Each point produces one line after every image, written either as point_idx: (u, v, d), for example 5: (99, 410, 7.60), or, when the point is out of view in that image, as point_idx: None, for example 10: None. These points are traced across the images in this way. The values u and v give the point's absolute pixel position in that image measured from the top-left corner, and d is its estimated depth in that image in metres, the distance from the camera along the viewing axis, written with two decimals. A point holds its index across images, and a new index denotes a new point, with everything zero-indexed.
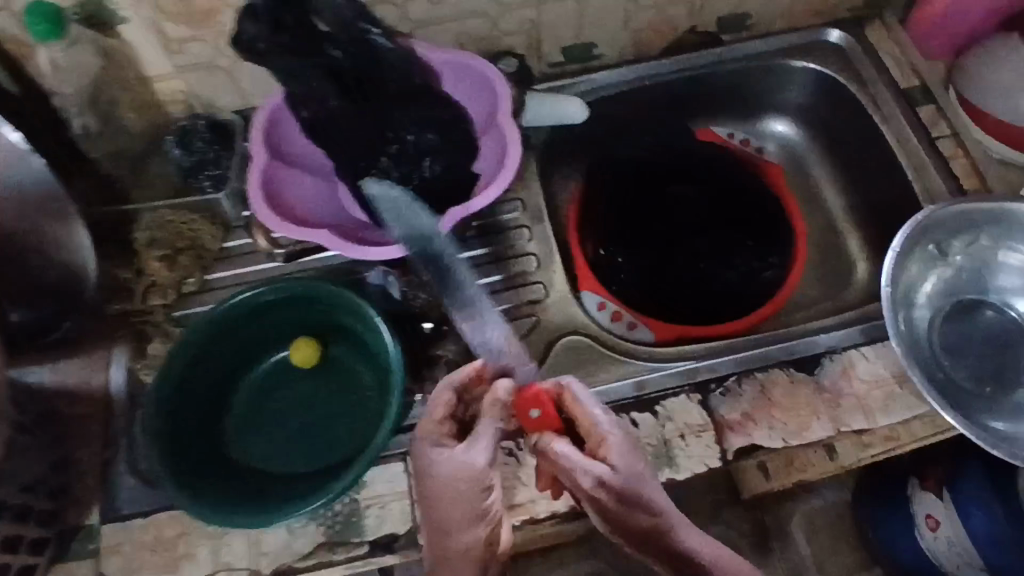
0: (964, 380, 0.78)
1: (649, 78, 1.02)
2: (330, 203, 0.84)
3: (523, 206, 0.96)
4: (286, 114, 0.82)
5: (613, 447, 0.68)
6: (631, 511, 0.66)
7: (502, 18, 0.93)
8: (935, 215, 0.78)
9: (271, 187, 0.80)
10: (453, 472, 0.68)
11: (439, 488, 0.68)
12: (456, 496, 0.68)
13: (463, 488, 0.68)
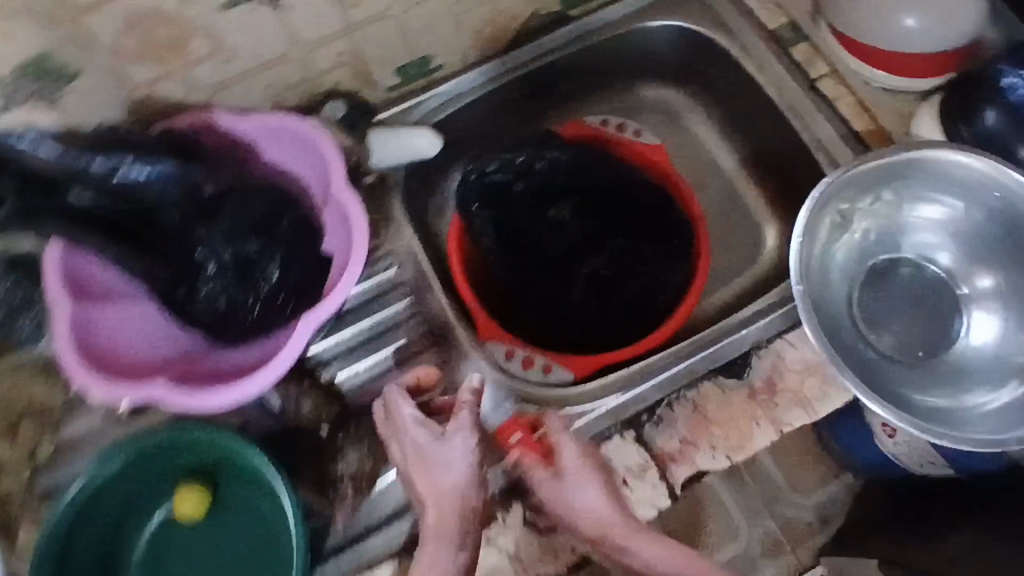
0: (891, 355, 0.74)
1: (500, 79, 0.92)
2: (163, 333, 0.71)
3: (399, 259, 0.85)
4: (75, 253, 0.66)
5: (575, 460, 0.68)
6: (589, 514, 0.66)
7: (315, 56, 0.80)
8: (834, 186, 0.72)
9: (87, 344, 0.66)
10: (439, 453, 0.66)
11: (424, 474, 0.66)
12: (437, 471, 0.65)
13: (453, 470, 0.66)
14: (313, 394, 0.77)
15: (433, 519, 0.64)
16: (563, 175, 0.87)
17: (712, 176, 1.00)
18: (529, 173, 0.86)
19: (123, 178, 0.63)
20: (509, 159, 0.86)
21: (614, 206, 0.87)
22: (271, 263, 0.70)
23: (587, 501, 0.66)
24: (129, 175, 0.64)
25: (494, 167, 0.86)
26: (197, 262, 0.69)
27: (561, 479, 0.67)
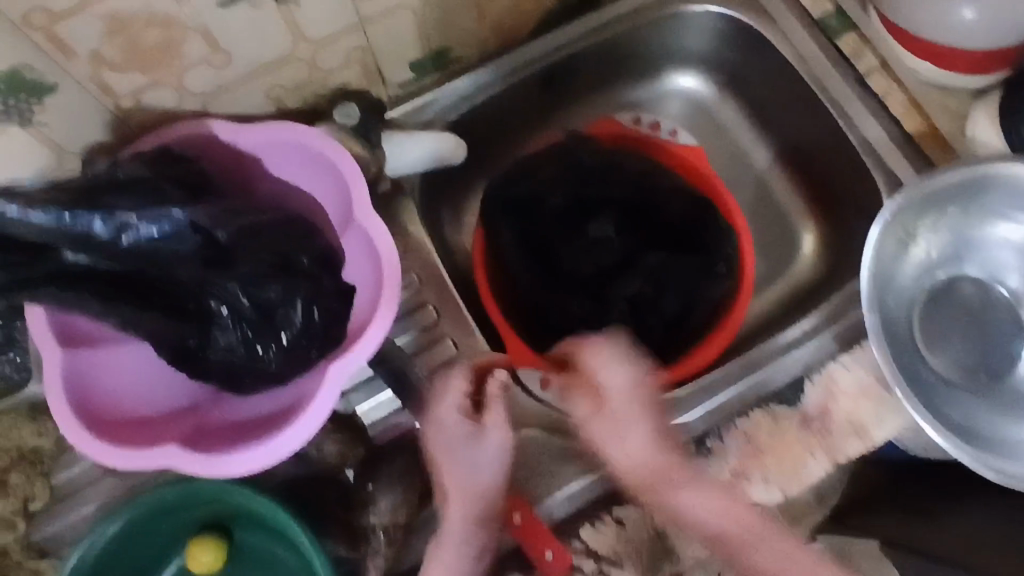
0: (954, 378, 0.71)
1: (520, 71, 0.83)
2: (176, 381, 0.62)
3: (418, 275, 0.78)
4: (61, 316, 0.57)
5: (616, 390, 0.66)
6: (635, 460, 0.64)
7: (322, 54, 0.70)
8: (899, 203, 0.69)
9: (93, 405, 0.58)
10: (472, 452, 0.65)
11: (452, 475, 0.65)
12: (453, 468, 0.65)
13: (480, 476, 0.65)
14: (338, 433, 0.69)
15: (449, 526, 0.63)
16: (597, 187, 0.82)
17: (744, 174, 0.95)
18: (561, 179, 0.82)
19: (136, 237, 0.47)
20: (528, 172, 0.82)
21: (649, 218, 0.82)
22: (297, 303, 0.57)
23: (626, 443, 0.64)
24: (142, 234, 0.47)
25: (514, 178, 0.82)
26: (213, 308, 0.54)
27: (604, 415, 0.65)
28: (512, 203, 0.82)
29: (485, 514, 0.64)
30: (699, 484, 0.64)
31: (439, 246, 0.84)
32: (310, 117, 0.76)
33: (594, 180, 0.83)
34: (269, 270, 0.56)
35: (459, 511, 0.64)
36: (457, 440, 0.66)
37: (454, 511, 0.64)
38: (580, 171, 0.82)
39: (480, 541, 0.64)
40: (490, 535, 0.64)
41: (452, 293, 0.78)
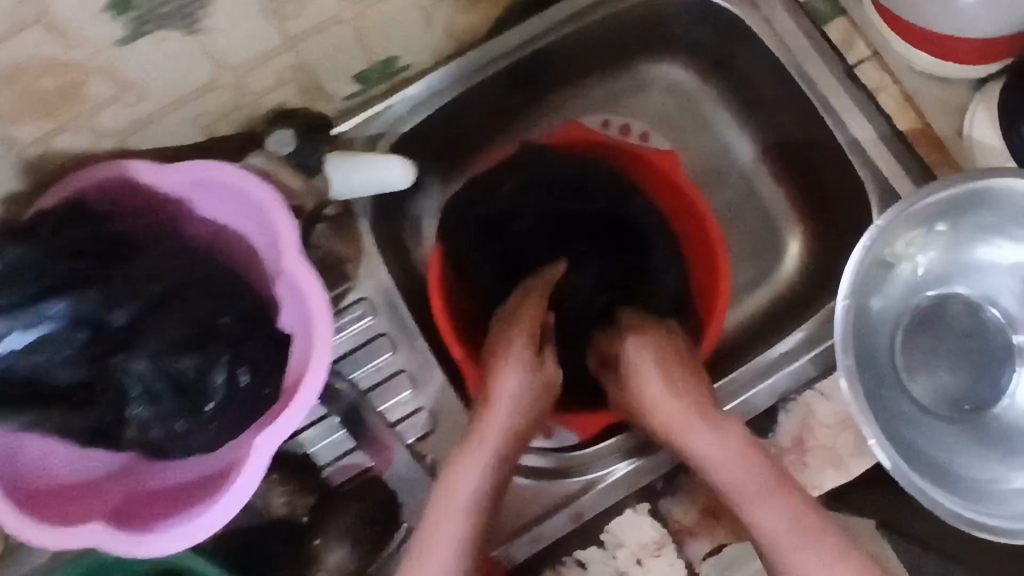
0: (937, 411, 0.66)
1: (478, 75, 0.76)
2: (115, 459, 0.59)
3: (373, 304, 0.75)
4: None
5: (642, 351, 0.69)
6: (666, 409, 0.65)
7: (251, 79, 0.64)
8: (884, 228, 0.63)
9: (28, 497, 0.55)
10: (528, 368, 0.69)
11: (502, 395, 0.68)
12: (506, 376, 0.68)
13: (522, 402, 0.68)
14: (286, 483, 0.68)
15: (484, 440, 0.66)
16: (570, 205, 0.80)
17: (728, 169, 0.87)
18: (528, 198, 0.80)
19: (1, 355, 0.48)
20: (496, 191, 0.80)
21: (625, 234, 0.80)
22: (217, 367, 0.55)
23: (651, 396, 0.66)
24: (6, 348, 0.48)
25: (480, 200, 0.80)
26: (121, 385, 0.52)
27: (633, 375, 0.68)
28: (484, 229, 0.80)
29: (513, 438, 0.67)
30: (726, 435, 0.63)
31: (397, 265, 0.80)
32: (246, 139, 0.70)
33: (564, 199, 0.80)
34: (176, 343, 0.53)
35: (498, 424, 0.67)
36: (520, 356, 0.69)
37: (493, 428, 0.66)
38: (548, 189, 0.80)
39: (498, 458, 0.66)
40: (510, 453, 0.67)
41: (410, 324, 0.75)
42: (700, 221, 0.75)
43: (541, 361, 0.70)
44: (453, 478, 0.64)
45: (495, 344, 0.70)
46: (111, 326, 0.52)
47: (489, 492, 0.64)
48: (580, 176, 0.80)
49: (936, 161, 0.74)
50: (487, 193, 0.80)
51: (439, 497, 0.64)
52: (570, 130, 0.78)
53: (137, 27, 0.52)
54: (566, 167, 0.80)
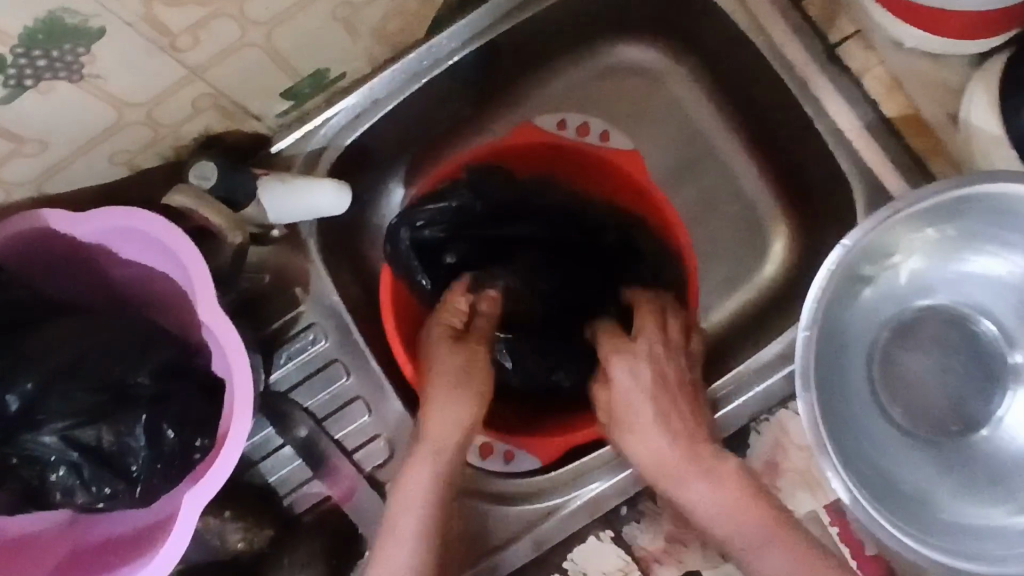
0: (919, 432, 0.62)
1: (422, 79, 0.71)
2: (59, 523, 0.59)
3: (326, 328, 0.73)
4: None
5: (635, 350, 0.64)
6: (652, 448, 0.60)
7: (167, 112, 0.61)
8: (857, 245, 0.57)
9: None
10: (462, 377, 0.64)
11: (440, 390, 0.63)
12: (448, 390, 0.63)
13: (466, 395, 0.64)
14: (243, 518, 0.67)
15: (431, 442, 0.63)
16: (513, 222, 0.78)
17: (704, 156, 0.82)
18: (471, 218, 0.76)
19: None
20: (445, 203, 0.74)
21: (572, 252, 0.78)
22: (136, 428, 0.54)
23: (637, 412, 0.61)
24: None
25: (424, 218, 0.74)
26: (36, 455, 0.52)
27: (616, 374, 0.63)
28: (425, 249, 0.75)
29: (459, 435, 0.63)
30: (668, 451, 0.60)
31: (351, 283, 0.77)
32: (176, 168, 0.68)
33: (509, 217, 0.77)
34: (84, 410, 0.53)
35: (438, 426, 0.63)
36: (456, 366, 0.64)
37: (436, 431, 0.63)
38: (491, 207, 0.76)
39: (448, 457, 0.63)
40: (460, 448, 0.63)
41: (363, 348, 0.73)
42: (668, 226, 0.71)
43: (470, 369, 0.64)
44: (405, 480, 0.62)
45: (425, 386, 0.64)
46: (9, 411, 0.51)
47: (438, 489, 0.62)
48: (520, 185, 0.76)
49: (930, 150, 0.66)
50: (432, 211, 0.73)
51: (395, 501, 0.62)
52: (524, 133, 0.72)
53: (12, 86, 0.48)
54: (505, 177, 0.75)
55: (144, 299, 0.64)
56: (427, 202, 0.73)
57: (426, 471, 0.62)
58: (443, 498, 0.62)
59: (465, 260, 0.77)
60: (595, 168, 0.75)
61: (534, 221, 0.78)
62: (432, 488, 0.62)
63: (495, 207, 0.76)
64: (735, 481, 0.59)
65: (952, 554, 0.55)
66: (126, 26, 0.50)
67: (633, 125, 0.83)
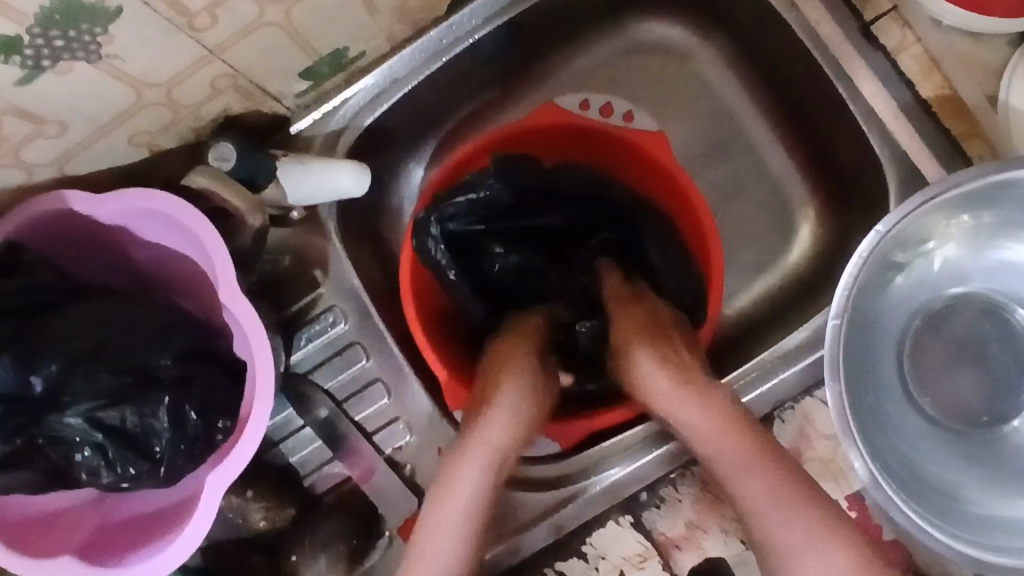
0: (951, 424, 0.60)
1: (443, 58, 0.70)
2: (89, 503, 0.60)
3: (345, 311, 0.73)
4: None
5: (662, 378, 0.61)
6: (706, 447, 0.59)
7: (187, 93, 0.61)
8: (892, 233, 0.56)
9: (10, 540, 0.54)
10: (530, 404, 0.62)
11: (501, 399, 0.61)
12: (519, 411, 0.61)
13: (522, 393, 0.61)
14: (265, 498, 0.68)
15: (489, 448, 0.60)
16: (534, 211, 0.78)
17: (732, 137, 0.80)
18: (495, 210, 0.76)
19: None
20: (474, 195, 0.74)
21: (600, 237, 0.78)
22: (160, 410, 0.54)
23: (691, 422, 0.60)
24: None
25: (452, 212, 0.73)
26: (61, 436, 0.52)
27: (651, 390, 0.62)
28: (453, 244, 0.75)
29: (512, 447, 0.61)
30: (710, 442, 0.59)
31: (371, 266, 0.76)
32: (195, 149, 0.68)
33: (530, 208, 0.78)
34: (107, 392, 0.52)
35: (500, 435, 0.60)
36: (527, 388, 0.62)
37: (498, 441, 0.60)
38: (516, 194, 0.76)
39: (496, 460, 0.60)
40: (509, 455, 0.61)
41: (383, 331, 0.73)
42: (695, 209, 0.70)
43: (529, 387, 0.62)
44: (450, 482, 0.59)
45: (483, 391, 0.62)
46: (33, 393, 0.51)
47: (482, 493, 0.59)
48: (546, 173, 0.76)
49: (966, 134, 0.65)
50: (460, 205, 0.73)
51: (439, 502, 0.59)
52: (549, 111, 0.71)
53: (29, 67, 0.48)
54: (531, 162, 0.75)
55: (164, 282, 0.64)
56: (457, 195, 0.73)
57: (477, 471, 0.59)
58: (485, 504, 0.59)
59: (491, 254, 0.76)
60: (618, 149, 0.74)
61: (562, 211, 0.78)
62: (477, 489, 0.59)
63: (521, 196, 0.76)
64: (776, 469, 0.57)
65: (984, 548, 0.53)
66: (143, 6, 0.49)
67: (658, 105, 0.81)
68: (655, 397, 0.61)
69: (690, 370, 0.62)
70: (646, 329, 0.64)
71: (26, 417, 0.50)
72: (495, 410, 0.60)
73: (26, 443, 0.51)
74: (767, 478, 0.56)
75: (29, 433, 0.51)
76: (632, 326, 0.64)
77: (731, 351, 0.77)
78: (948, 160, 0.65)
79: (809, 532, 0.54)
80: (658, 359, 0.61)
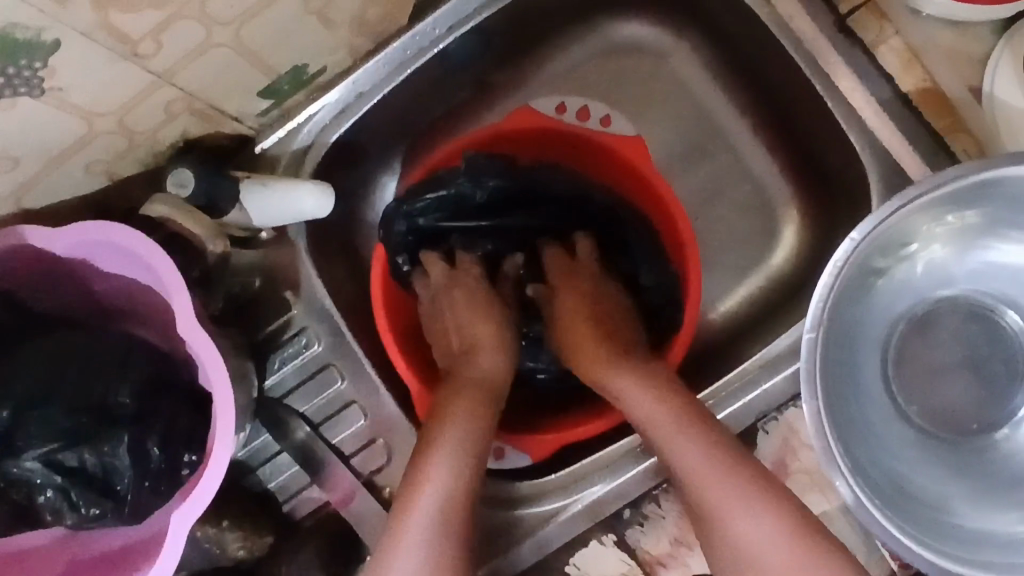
0: (938, 433, 0.58)
1: (408, 69, 0.68)
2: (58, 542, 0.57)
3: (317, 332, 0.71)
4: None
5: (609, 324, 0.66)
6: (653, 424, 0.58)
7: (142, 120, 0.59)
8: (872, 238, 0.54)
9: None
10: (492, 369, 0.64)
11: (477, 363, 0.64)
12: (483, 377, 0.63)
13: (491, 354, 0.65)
14: (240, 527, 0.66)
15: (480, 379, 0.63)
16: (508, 211, 0.76)
17: (712, 136, 0.77)
18: (470, 207, 0.75)
19: None
20: (443, 193, 0.73)
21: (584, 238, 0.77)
22: (120, 449, 0.52)
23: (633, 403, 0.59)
24: None
25: (420, 209, 0.73)
26: (20, 479, 0.51)
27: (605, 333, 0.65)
28: (424, 237, 0.75)
29: (497, 383, 0.64)
30: (665, 397, 0.58)
31: (345, 284, 0.75)
32: (156, 175, 0.66)
33: (506, 205, 0.76)
34: (65, 433, 0.51)
35: (488, 368, 0.64)
36: (486, 351, 0.65)
37: (486, 373, 0.64)
38: (490, 195, 0.74)
39: (479, 400, 0.61)
40: (489, 396, 0.62)
41: (355, 351, 0.72)
42: (672, 216, 0.68)
43: (502, 328, 0.68)
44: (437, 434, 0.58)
45: (463, 336, 0.67)
46: None
47: (484, 419, 0.60)
48: (522, 171, 0.74)
49: (949, 128, 0.63)
50: (429, 201, 0.73)
51: (435, 437, 0.58)
52: (526, 117, 0.69)
53: None
54: (507, 165, 0.73)
55: (130, 313, 0.62)
56: (427, 192, 0.72)
57: (465, 421, 0.59)
58: (487, 431, 0.60)
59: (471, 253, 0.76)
60: (596, 153, 0.72)
61: (542, 211, 0.76)
62: (479, 413, 0.60)
63: (497, 195, 0.75)
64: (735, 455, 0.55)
65: (969, 564, 0.51)
66: (81, 36, 0.47)
67: (636, 106, 0.79)
68: (589, 363, 0.63)
69: (628, 342, 0.65)
70: (591, 311, 0.67)
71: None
72: (482, 349, 0.65)
73: None
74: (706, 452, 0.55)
75: None
76: (582, 306, 0.68)
77: (716, 357, 0.75)
78: (935, 156, 0.62)
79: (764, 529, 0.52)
80: (597, 331, 0.65)
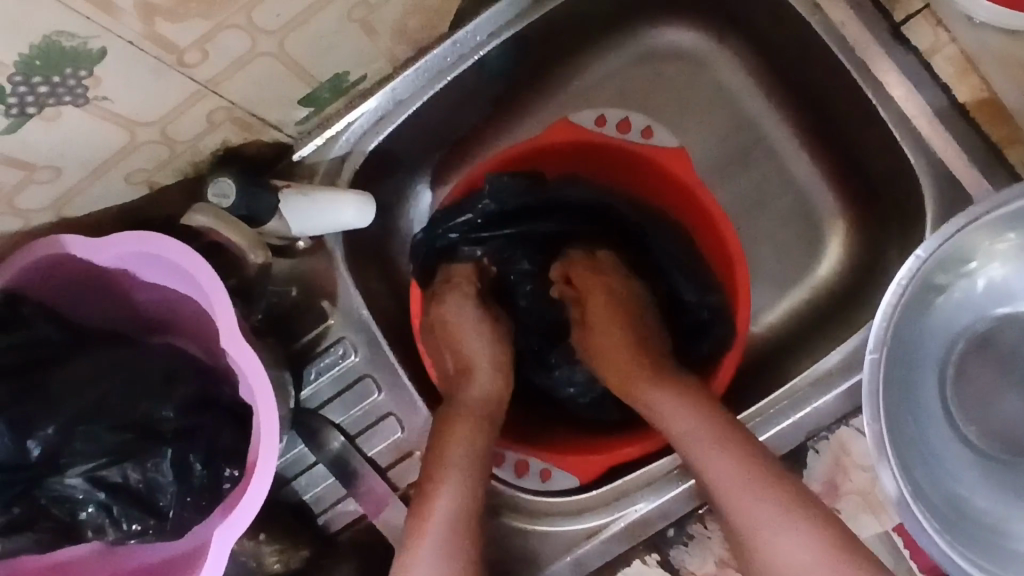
0: (998, 454, 0.56)
1: (446, 78, 0.67)
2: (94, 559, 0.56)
3: (354, 343, 0.70)
4: None
5: (619, 316, 0.69)
6: (678, 430, 0.59)
7: (184, 130, 0.58)
8: (932, 257, 0.52)
9: None
10: (474, 376, 0.68)
11: (476, 371, 0.68)
12: (483, 392, 0.67)
13: (488, 365, 0.69)
14: (277, 541, 0.65)
15: (478, 398, 0.66)
16: (528, 217, 0.76)
17: (754, 145, 0.76)
18: (496, 218, 0.74)
19: None
20: (467, 216, 0.73)
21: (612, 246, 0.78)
22: (162, 464, 0.52)
23: (657, 412, 0.61)
24: None
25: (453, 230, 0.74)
26: (64, 496, 0.50)
27: (621, 328, 0.68)
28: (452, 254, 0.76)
29: (489, 403, 0.67)
30: (684, 394, 0.61)
31: (381, 294, 0.74)
32: (193, 184, 0.66)
33: (525, 214, 0.76)
34: (109, 449, 0.51)
35: (485, 385, 0.67)
36: (480, 349, 0.70)
37: (479, 398, 0.66)
38: (515, 208, 0.74)
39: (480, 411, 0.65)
40: (490, 408, 0.66)
41: (391, 362, 0.70)
42: (713, 224, 0.68)
43: (492, 343, 0.71)
44: (445, 442, 0.61)
45: (453, 345, 0.69)
46: (31, 458, 0.49)
47: (478, 452, 0.62)
48: (548, 188, 0.74)
49: (1006, 140, 0.61)
50: (460, 224, 0.73)
51: (444, 446, 0.61)
52: (560, 130, 0.68)
53: (14, 116, 0.45)
54: (534, 182, 0.73)
55: (170, 324, 0.62)
56: (455, 216, 0.72)
57: (464, 432, 0.62)
58: (482, 463, 0.61)
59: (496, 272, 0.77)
60: (636, 164, 0.71)
61: (561, 217, 0.77)
62: (470, 445, 0.62)
63: (516, 209, 0.75)
64: (758, 459, 0.55)
65: None
66: (128, 45, 0.46)
67: (678, 116, 0.77)
68: (614, 358, 0.67)
69: (651, 339, 0.69)
70: (616, 302, 0.70)
71: (25, 486, 0.49)
72: (475, 369, 0.68)
73: (30, 504, 0.50)
74: (729, 456, 0.55)
75: (31, 495, 0.49)
76: (608, 300, 0.70)
77: (758, 371, 0.74)
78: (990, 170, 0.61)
79: (806, 551, 0.51)
80: (622, 325, 0.68)
